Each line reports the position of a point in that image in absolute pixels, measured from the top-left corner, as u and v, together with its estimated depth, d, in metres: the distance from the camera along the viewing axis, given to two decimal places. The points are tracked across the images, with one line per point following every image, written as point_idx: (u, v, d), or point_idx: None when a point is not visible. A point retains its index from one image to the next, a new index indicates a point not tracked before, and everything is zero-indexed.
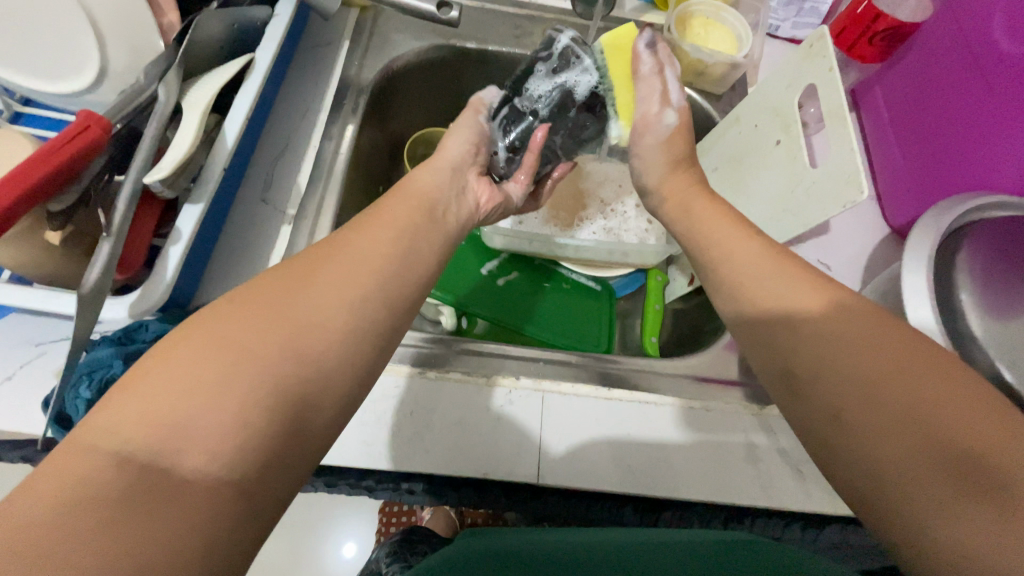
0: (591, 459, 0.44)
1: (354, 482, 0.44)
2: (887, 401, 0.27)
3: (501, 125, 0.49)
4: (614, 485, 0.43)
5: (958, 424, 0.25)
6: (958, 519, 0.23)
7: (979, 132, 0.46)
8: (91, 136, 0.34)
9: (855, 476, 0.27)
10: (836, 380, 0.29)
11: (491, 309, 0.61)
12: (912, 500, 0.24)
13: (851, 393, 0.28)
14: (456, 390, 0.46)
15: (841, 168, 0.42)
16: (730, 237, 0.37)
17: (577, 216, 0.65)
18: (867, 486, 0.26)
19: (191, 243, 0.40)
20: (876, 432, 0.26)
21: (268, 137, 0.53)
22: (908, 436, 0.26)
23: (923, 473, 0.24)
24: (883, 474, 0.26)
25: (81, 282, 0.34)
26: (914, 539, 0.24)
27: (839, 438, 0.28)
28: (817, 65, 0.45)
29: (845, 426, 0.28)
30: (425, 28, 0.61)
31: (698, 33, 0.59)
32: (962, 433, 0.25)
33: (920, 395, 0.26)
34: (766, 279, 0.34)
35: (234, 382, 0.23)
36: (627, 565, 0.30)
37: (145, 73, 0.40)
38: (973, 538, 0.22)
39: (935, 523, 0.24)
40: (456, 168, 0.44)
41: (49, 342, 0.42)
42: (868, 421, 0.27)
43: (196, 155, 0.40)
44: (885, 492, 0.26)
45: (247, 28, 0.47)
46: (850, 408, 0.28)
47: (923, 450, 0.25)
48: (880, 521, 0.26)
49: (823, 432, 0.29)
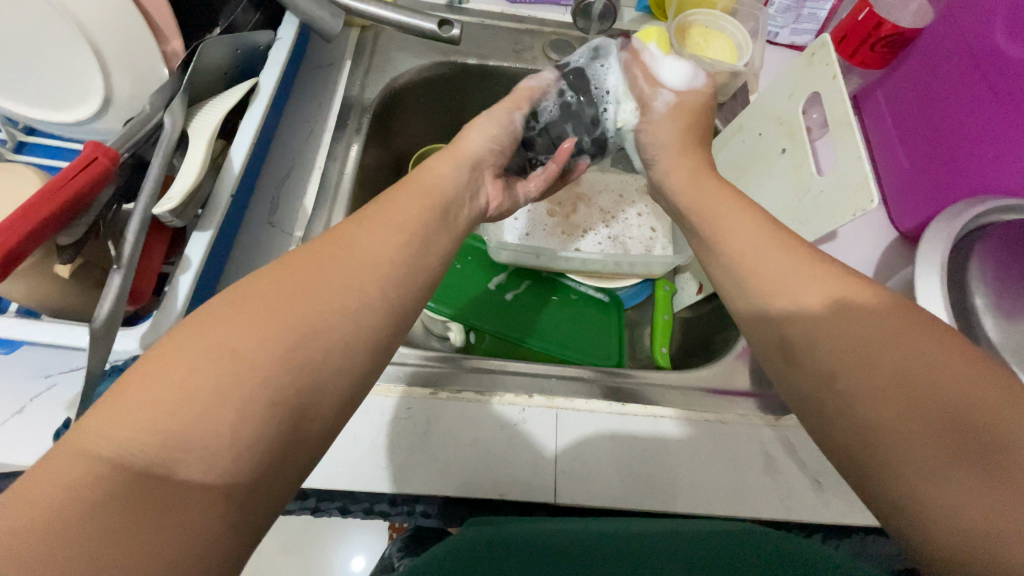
0: (594, 461, 0.44)
1: (367, 508, 0.43)
2: (885, 366, 0.26)
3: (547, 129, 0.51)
4: (621, 486, 0.43)
5: (956, 387, 0.24)
6: (952, 485, 0.23)
7: (986, 134, 0.46)
8: (99, 167, 0.34)
9: (847, 440, 0.27)
10: (841, 345, 0.28)
11: (499, 324, 0.61)
12: (904, 465, 0.24)
13: (850, 359, 0.27)
14: (467, 409, 0.45)
15: (849, 176, 0.42)
16: (738, 224, 0.36)
17: (582, 229, 0.65)
18: (864, 453, 0.26)
19: (200, 270, 0.40)
20: (872, 394, 0.26)
21: (274, 160, 0.53)
22: (905, 401, 0.25)
23: (917, 439, 0.24)
24: (879, 439, 0.25)
25: (93, 316, 0.34)
26: (908, 508, 0.24)
27: (838, 405, 0.27)
28: (821, 74, 0.45)
29: (842, 390, 0.27)
30: (426, 46, 0.62)
31: (696, 41, 0.57)
32: (960, 398, 0.24)
33: (920, 361, 0.26)
34: (794, 258, 0.32)
35: (251, 419, 0.23)
36: (642, 555, 0.30)
37: (152, 102, 0.40)
38: (965, 506, 0.22)
39: (932, 491, 0.23)
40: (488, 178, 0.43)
41: (59, 374, 0.41)
42: (864, 386, 0.26)
43: (205, 182, 0.40)
44: (876, 458, 0.25)
45: (250, 53, 0.47)
46: (847, 371, 0.27)
47: (919, 416, 0.25)
48: (872, 490, 0.25)
49: (818, 398, 0.28)
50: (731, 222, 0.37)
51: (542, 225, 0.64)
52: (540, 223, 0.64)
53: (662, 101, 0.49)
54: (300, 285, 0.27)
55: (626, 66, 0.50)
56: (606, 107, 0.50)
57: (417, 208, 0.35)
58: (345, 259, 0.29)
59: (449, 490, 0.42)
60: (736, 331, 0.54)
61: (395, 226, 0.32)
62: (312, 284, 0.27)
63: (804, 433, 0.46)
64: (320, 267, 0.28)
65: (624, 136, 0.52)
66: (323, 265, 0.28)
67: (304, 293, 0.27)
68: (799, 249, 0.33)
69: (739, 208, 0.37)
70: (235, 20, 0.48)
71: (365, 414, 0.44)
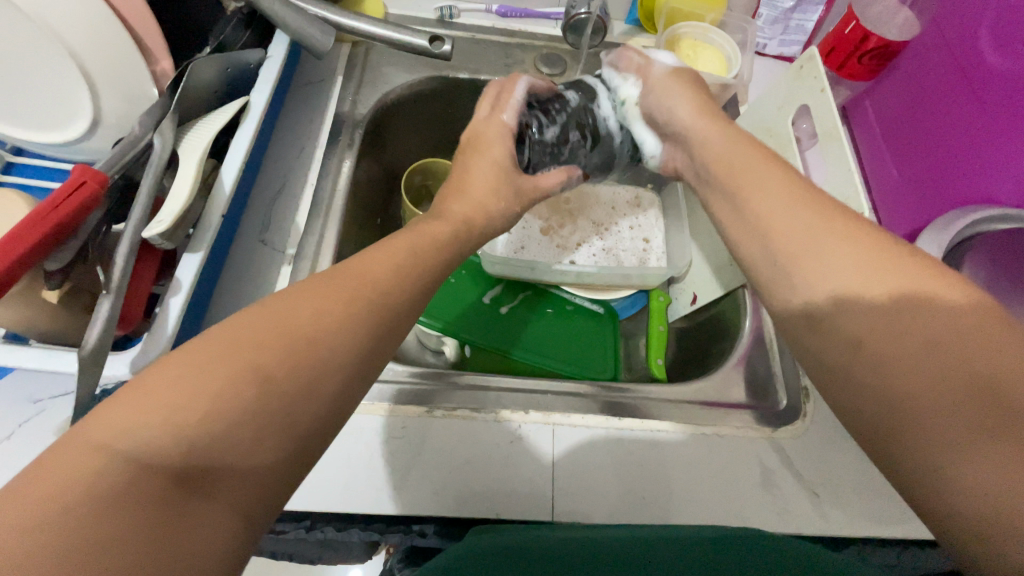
0: (594, 472, 0.44)
1: (365, 527, 0.42)
2: (919, 337, 0.26)
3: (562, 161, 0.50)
4: (624, 496, 0.43)
5: (987, 357, 0.25)
6: (978, 454, 0.23)
7: (973, 144, 0.46)
8: (89, 191, 0.34)
9: (873, 405, 0.27)
10: (866, 323, 0.28)
11: (493, 338, 0.61)
12: (930, 428, 0.25)
13: (880, 329, 0.28)
14: (464, 427, 0.45)
15: (839, 189, 0.42)
16: (761, 202, 0.35)
17: (576, 242, 0.65)
18: (890, 418, 0.26)
19: (191, 291, 0.40)
20: (901, 361, 0.26)
21: (264, 179, 0.53)
22: (937, 370, 0.25)
23: (947, 410, 0.24)
24: (906, 405, 0.26)
25: (81, 342, 0.34)
26: (935, 474, 0.24)
27: (868, 371, 0.28)
28: (809, 86, 0.45)
29: (869, 357, 0.28)
30: (416, 60, 0.62)
31: (687, 53, 0.59)
32: (993, 368, 0.24)
33: (956, 330, 0.26)
34: (821, 241, 0.31)
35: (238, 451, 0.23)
36: (641, 565, 0.29)
37: (141, 123, 0.40)
38: (991, 474, 0.22)
39: (956, 457, 0.24)
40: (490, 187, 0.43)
41: (48, 399, 0.41)
42: (894, 356, 0.27)
43: (195, 203, 0.40)
44: (906, 426, 0.26)
45: (242, 71, 0.47)
46: (875, 340, 0.28)
47: (949, 388, 0.25)
48: (896, 455, 0.26)
49: (843, 366, 0.29)
50: (740, 230, 0.37)
51: (536, 239, 0.64)
52: (533, 237, 0.64)
53: (659, 67, 0.49)
54: (291, 308, 0.27)
55: (618, 56, 0.53)
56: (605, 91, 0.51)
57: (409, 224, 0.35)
58: (337, 281, 0.29)
59: (446, 509, 0.42)
60: (730, 342, 0.55)
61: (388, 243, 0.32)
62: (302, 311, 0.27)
63: (801, 446, 0.46)
64: (310, 289, 0.28)
65: (627, 113, 0.51)
66: (314, 287, 0.28)
67: (294, 315, 0.26)
68: (804, 262, 0.32)
69: (739, 224, 0.37)
70: (225, 39, 0.47)
71: (359, 433, 0.44)
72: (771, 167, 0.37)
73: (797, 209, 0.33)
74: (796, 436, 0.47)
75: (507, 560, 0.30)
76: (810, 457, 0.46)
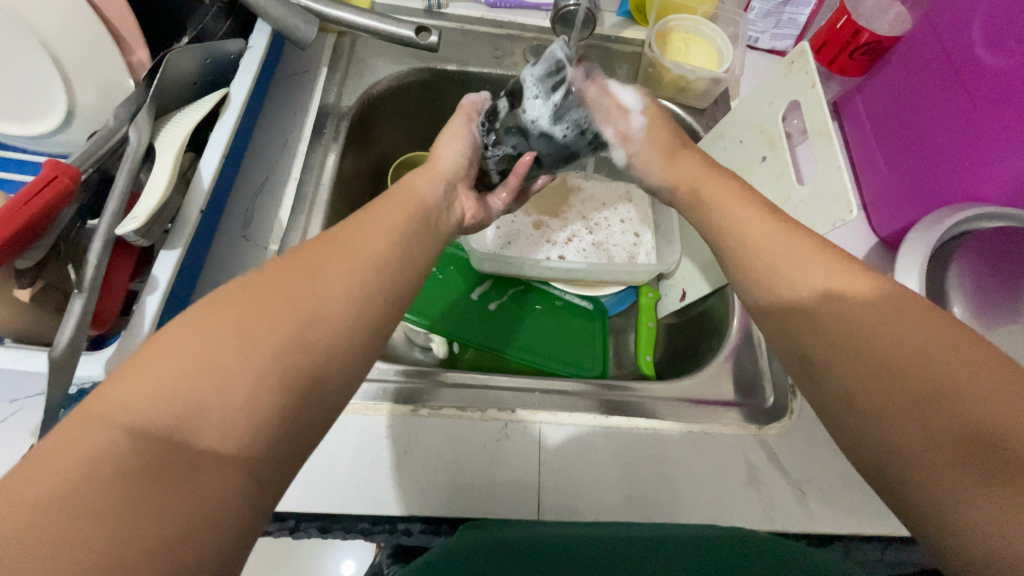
0: (585, 470, 0.44)
1: (349, 526, 0.41)
2: (904, 378, 0.27)
3: (494, 162, 0.50)
4: (612, 494, 0.43)
5: (975, 402, 0.25)
6: (977, 506, 0.23)
7: (964, 143, 0.46)
8: (60, 186, 0.33)
9: (870, 457, 0.27)
10: (856, 372, 0.29)
11: (480, 334, 0.60)
12: (929, 482, 0.25)
13: (870, 378, 0.28)
14: (451, 426, 0.44)
15: (827, 186, 0.42)
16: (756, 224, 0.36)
17: (566, 238, 0.64)
18: (887, 468, 0.27)
19: (169, 290, 0.39)
20: (891, 412, 0.27)
21: (247, 172, 0.51)
22: (928, 418, 0.26)
23: (940, 462, 0.25)
24: (901, 458, 0.26)
25: (52, 343, 0.33)
26: (938, 527, 0.24)
27: (862, 423, 0.28)
28: (800, 82, 0.45)
29: (861, 408, 0.28)
30: (404, 52, 0.61)
31: (679, 48, 0.59)
32: (981, 415, 0.25)
33: (943, 377, 0.26)
34: (811, 261, 0.33)
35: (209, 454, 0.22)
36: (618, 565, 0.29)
37: (116, 116, 0.39)
38: (991, 526, 0.23)
39: (957, 510, 0.24)
40: (448, 179, 0.45)
41: (24, 398, 0.39)
42: (885, 405, 0.27)
43: (173, 198, 0.39)
44: (904, 478, 0.26)
45: (220, 62, 0.46)
46: (865, 392, 0.28)
47: (933, 430, 0.25)
48: (901, 505, 0.26)
49: (840, 415, 0.29)
50: None
51: (525, 234, 0.64)
52: (523, 232, 0.64)
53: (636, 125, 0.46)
54: (265, 310, 0.26)
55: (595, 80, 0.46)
56: (528, 88, 0.44)
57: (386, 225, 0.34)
58: (315, 283, 0.28)
59: (431, 509, 0.41)
60: (719, 340, 0.55)
61: (368, 243, 0.32)
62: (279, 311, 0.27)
63: (788, 442, 0.46)
64: (287, 287, 0.28)
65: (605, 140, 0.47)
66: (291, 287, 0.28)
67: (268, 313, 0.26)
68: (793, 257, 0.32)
69: None
70: (205, 27, 0.47)
71: (345, 432, 0.43)
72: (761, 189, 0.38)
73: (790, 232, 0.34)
74: (783, 434, 0.47)
75: (489, 555, 0.30)
76: (797, 455, 0.46)
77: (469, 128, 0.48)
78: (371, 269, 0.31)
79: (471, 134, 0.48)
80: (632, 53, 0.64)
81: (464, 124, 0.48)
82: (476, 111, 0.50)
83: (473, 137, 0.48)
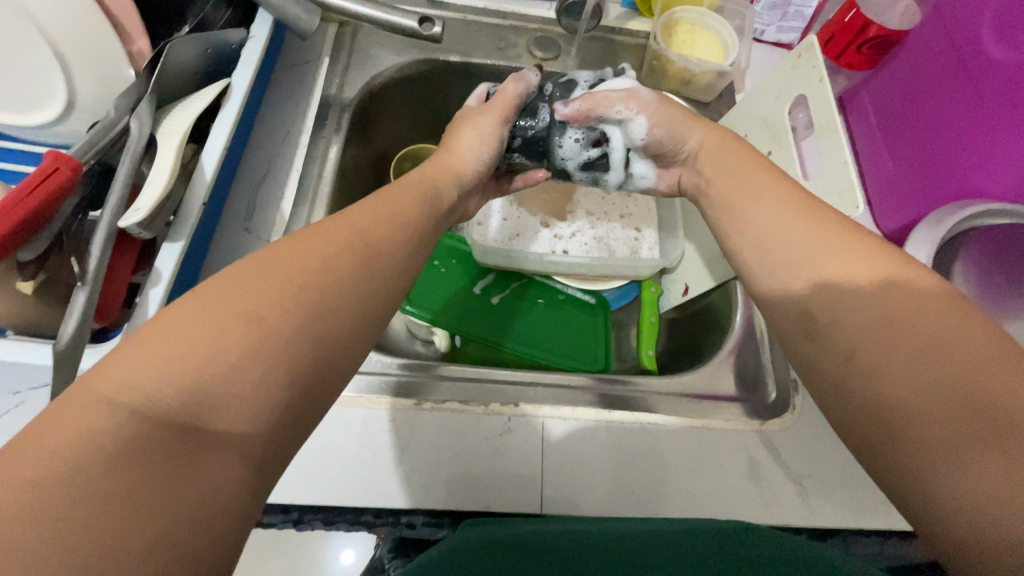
0: (586, 461, 0.44)
1: (353, 519, 0.42)
2: (906, 347, 0.27)
3: (520, 156, 0.56)
4: (613, 479, 0.43)
5: (975, 370, 0.25)
6: (968, 466, 0.24)
7: (972, 139, 0.46)
8: (61, 178, 0.32)
9: (864, 416, 0.28)
10: (861, 330, 0.29)
11: (482, 328, 0.60)
12: (921, 441, 0.25)
13: (872, 340, 0.29)
14: (454, 420, 0.44)
15: (835, 182, 0.42)
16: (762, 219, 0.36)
17: (569, 233, 0.64)
18: (881, 427, 0.27)
19: (172, 282, 0.39)
20: (892, 373, 0.27)
21: (249, 164, 0.51)
22: (927, 379, 0.26)
23: (935, 423, 0.25)
24: (895, 417, 0.27)
25: (57, 335, 0.33)
26: (925, 483, 0.25)
27: (860, 383, 0.28)
28: (808, 76, 0.45)
29: (861, 368, 0.29)
30: (406, 42, 0.60)
31: (684, 40, 0.58)
32: (980, 382, 0.25)
33: (945, 342, 0.27)
34: (818, 255, 0.33)
35: (214, 447, 0.22)
36: (622, 555, 0.30)
37: (116, 106, 0.38)
38: (982, 484, 0.23)
39: (948, 468, 0.24)
40: (463, 179, 0.45)
41: (27, 390, 0.39)
42: (886, 365, 0.28)
43: (175, 190, 0.39)
44: (897, 438, 0.26)
45: (221, 52, 0.45)
46: (866, 351, 0.29)
47: (933, 397, 0.26)
48: (889, 465, 0.27)
49: (837, 375, 0.30)
50: None
51: (527, 230, 0.64)
52: (525, 228, 0.64)
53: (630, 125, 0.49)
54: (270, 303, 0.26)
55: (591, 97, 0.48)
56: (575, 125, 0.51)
57: (391, 220, 0.34)
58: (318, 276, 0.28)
59: (434, 501, 0.41)
60: (721, 335, 0.55)
61: (373, 237, 0.32)
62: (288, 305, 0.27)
63: (789, 437, 0.46)
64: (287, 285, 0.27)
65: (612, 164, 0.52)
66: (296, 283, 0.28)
67: (271, 307, 0.26)
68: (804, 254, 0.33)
69: None
70: (205, 17, 0.46)
71: (347, 425, 0.43)
72: (768, 185, 0.38)
73: (798, 227, 0.34)
74: (784, 429, 0.47)
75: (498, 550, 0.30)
76: (798, 450, 0.46)
77: (499, 131, 0.49)
78: (374, 262, 0.31)
79: (498, 135, 0.49)
80: (637, 45, 0.63)
81: (496, 126, 0.49)
82: (511, 108, 0.50)
83: (500, 139, 0.49)
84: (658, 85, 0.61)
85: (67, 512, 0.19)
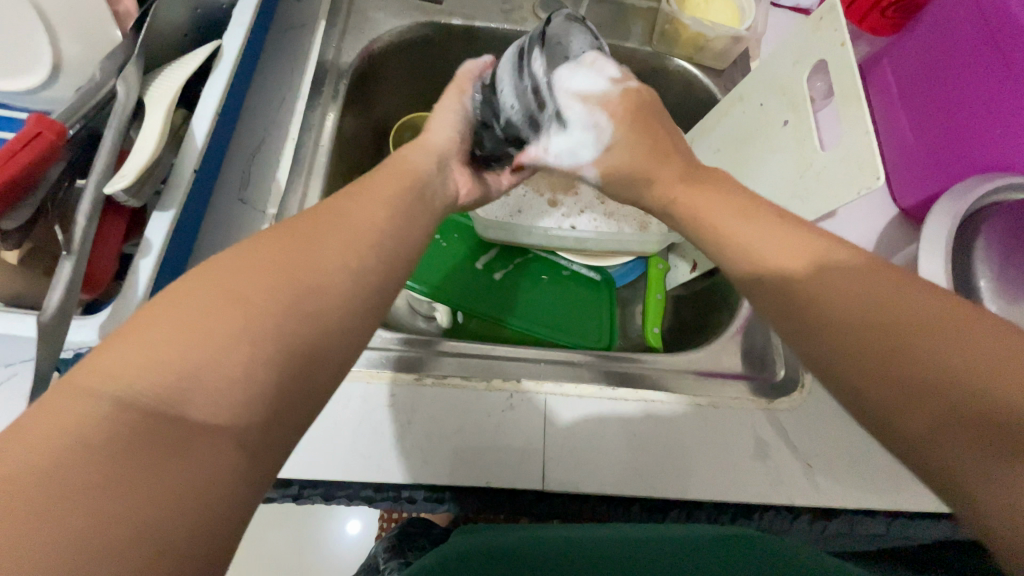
0: (587, 445, 0.43)
1: (354, 493, 0.41)
2: (896, 363, 0.26)
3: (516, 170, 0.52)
4: (613, 472, 0.42)
5: (973, 374, 0.24)
6: (999, 482, 0.23)
7: (999, 106, 0.43)
8: (45, 142, 0.31)
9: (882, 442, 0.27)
10: (847, 355, 0.28)
11: (486, 303, 0.59)
12: (946, 462, 0.24)
13: (860, 362, 0.28)
14: (456, 395, 0.44)
15: (853, 151, 0.40)
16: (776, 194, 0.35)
17: (574, 206, 0.62)
18: (903, 452, 0.26)
19: (163, 253, 0.37)
20: (890, 395, 0.26)
21: (244, 131, 0.49)
22: (925, 395, 0.25)
23: (953, 440, 0.24)
24: (911, 439, 0.26)
25: (42, 306, 0.32)
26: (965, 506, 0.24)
27: (863, 410, 0.27)
28: (828, 40, 0.42)
29: (858, 396, 0.28)
30: (406, 6, 0.57)
31: (698, 4, 0.56)
32: (979, 386, 0.24)
33: (929, 351, 0.26)
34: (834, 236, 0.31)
35: (204, 419, 0.21)
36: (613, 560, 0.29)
37: (103, 68, 0.37)
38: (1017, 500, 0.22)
39: (981, 488, 0.23)
40: (445, 151, 0.42)
41: (18, 363, 0.38)
42: (880, 389, 0.27)
43: (165, 156, 0.37)
44: (921, 461, 0.25)
45: (211, 12, 0.43)
46: (859, 377, 0.28)
47: (941, 411, 0.25)
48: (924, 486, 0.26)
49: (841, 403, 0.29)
50: (724, 218, 0.36)
51: (531, 204, 0.62)
52: (529, 202, 0.62)
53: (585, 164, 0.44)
54: (262, 271, 0.25)
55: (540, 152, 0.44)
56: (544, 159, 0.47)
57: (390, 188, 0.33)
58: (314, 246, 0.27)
59: (436, 477, 0.41)
60: (729, 314, 0.53)
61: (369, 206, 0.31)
62: (281, 274, 0.25)
63: (797, 416, 0.45)
64: (281, 253, 0.26)
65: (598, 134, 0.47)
66: (289, 251, 0.27)
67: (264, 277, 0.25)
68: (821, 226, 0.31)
69: (722, 218, 0.36)
70: None
71: (348, 401, 0.43)
72: None
73: None
74: (793, 407, 0.46)
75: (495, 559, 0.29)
76: (805, 429, 0.45)
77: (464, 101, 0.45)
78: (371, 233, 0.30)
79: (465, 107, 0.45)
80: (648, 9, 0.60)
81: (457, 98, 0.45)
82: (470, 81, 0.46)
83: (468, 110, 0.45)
84: (666, 52, 0.59)
85: (49, 482, 0.18)
